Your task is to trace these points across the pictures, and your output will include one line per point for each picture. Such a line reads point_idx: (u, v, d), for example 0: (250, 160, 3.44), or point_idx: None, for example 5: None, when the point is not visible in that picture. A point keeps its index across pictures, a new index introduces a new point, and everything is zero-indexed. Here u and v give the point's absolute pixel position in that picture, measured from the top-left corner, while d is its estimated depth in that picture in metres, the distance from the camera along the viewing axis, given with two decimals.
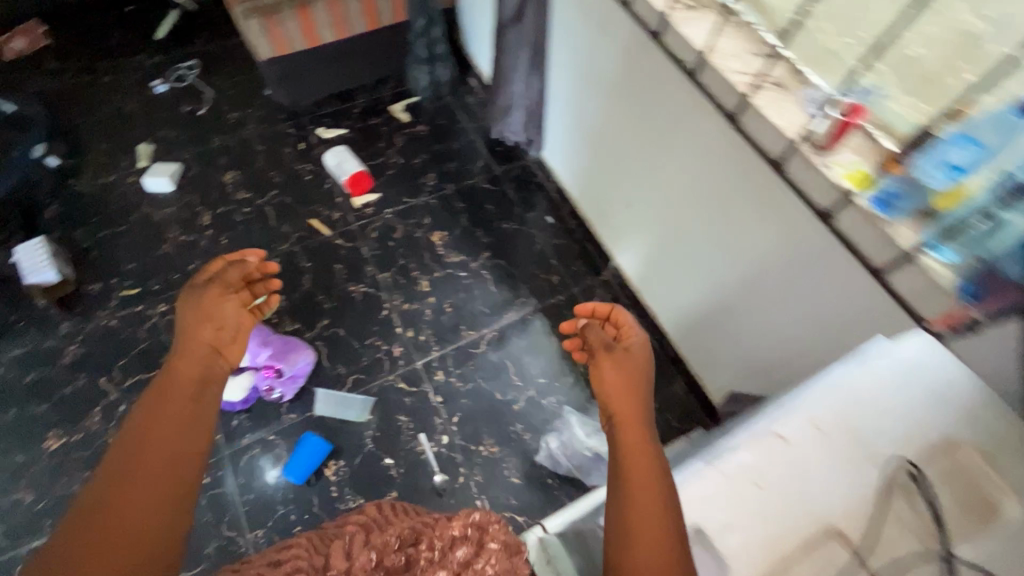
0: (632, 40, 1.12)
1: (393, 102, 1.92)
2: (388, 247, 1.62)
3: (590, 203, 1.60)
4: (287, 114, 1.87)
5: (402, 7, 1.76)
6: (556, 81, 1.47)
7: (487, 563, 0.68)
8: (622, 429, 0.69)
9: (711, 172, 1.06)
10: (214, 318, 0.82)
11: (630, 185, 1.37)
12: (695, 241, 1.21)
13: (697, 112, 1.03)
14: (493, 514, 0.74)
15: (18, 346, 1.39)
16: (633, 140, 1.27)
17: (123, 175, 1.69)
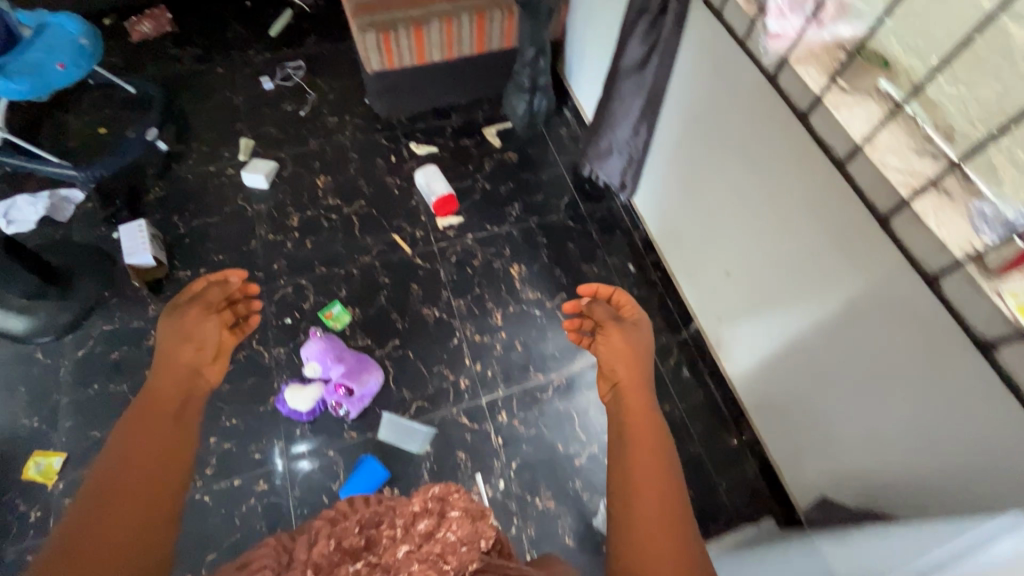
0: (762, 105, 1.04)
1: (487, 125, 1.92)
2: (466, 274, 1.61)
3: (676, 257, 1.56)
4: (383, 124, 1.89)
5: (511, 34, 1.76)
6: (665, 131, 1.42)
7: (450, 532, 0.66)
8: (623, 373, 0.91)
9: (830, 257, 0.99)
10: (196, 335, 0.99)
11: (728, 248, 1.30)
12: (794, 318, 1.14)
13: (814, 184, 0.97)
14: (454, 484, 0.72)
15: (108, 323, 1.45)
16: (741, 203, 1.20)
17: (223, 166, 1.74)
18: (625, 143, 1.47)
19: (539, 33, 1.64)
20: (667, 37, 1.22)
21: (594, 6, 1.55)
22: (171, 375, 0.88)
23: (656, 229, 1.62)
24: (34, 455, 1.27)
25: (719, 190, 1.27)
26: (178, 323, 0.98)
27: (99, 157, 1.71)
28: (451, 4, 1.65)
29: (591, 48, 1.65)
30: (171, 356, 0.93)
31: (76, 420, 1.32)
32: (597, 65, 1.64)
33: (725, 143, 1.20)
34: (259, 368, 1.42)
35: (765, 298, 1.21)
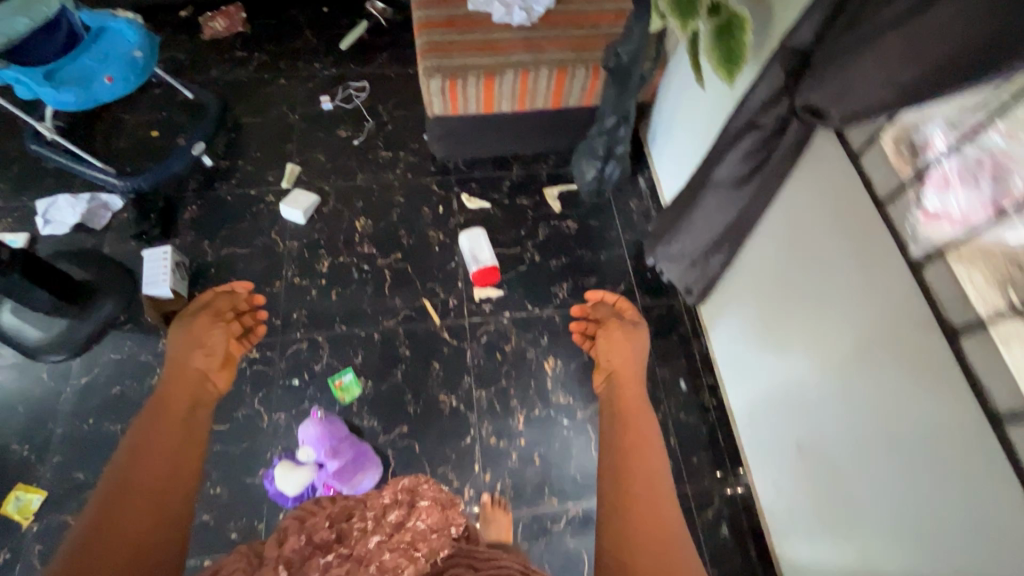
0: (885, 279, 0.82)
1: (550, 184, 1.73)
2: (495, 359, 1.44)
3: (736, 392, 1.34)
4: (438, 167, 1.74)
5: (595, 93, 1.55)
6: (752, 250, 1.20)
7: (419, 521, 0.65)
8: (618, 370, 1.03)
9: (942, 493, 0.77)
10: (205, 345, 1.04)
11: (800, 406, 1.09)
12: (868, 528, 0.92)
13: (930, 391, 0.77)
14: (422, 476, 0.72)
15: (116, 352, 1.38)
16: (828, 369, 0.98)
17: (264, 191, 1.65)
18: (703, 255, 1.26)
19: (626, 103, 1.43)
20: (777, 160, 1.00)
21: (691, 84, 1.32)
22: (178, 384, 0.92)
23: (720, 352, 1.40)
24: (17, 488, 1.22)
25: (798, 337, 1.07)
26: (190, 332, 1.05)
27: (145, 164, 1.65)
28: (532, 55, 1.46)
29: (680, 127, 1.42)
30: (182, 362, 0.99)
31: (65, 457, 1.26)
32: (684, 149, 1.41)
33: (816, 292, 1.00)
34: (255, 432, 1.31)
35: (831, 483, 1.00)
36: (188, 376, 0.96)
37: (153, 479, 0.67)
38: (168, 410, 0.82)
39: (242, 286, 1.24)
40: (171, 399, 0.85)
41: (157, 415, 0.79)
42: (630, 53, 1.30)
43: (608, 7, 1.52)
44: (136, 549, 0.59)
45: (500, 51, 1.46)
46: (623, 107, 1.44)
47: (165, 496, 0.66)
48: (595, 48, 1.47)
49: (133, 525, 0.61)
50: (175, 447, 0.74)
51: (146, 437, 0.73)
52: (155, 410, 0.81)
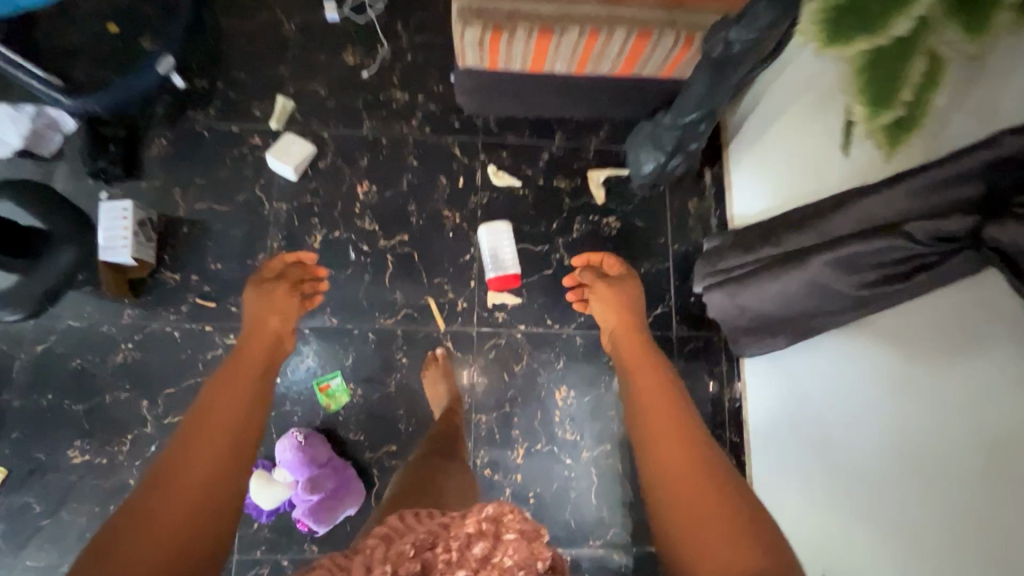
0: None
1: (596, 167, 1.42)
2: (501, 380, 1.29)
3: (773, 472, 1.18)
4: (463, 124, 1.41)
5: (677, 65, 1.18)
6: (843, 339, 0.98)
7: (507, 558, 0.57)
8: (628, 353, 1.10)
9: None
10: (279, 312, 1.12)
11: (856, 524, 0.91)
12: None
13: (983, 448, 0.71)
14: (508, 504, 0.62)
15: (74, 319, 1.21)
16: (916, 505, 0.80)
17: (248, 131, 1.34)
18: (772, 326, 1.05)
19: (718, 99, 1.09)
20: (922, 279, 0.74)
21: (823, 100, 0.98)
22: (248, 356, 0.99)
23: (761, 424, 1.23)
24: None
25: (863, 428, 0.91)
26: (269, 300, 1.13)
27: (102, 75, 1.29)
28: (607, 6, 1.05)
29: (790, 143, 1.10)
30: (256, 334, 1.05)
31: (24, 433, 1.16)
32: (785, 174, 1.12)
33: (869, 343, 0.92)
34: None
35: (843, 532, 0.94)
36: (253, 352, 1.02)
37: (243, 421, 0.85)
38: (236, 374, 0.93)
39: (303, 254, 1.24)
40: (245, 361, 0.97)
41: (227, 378, 0.92)
42: (745, 45, 0.94)
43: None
44: (190, 501, 0.70)
45: None
46: (709, 104, 1.11)
47: (230, 446, 0.79)
48: (700, 10, 1.07)
49: (192, 480, 0.72)
50: (237, 408, 0.86)
51: (215, 397, 0.86)
52: (225, 370, 0.94)
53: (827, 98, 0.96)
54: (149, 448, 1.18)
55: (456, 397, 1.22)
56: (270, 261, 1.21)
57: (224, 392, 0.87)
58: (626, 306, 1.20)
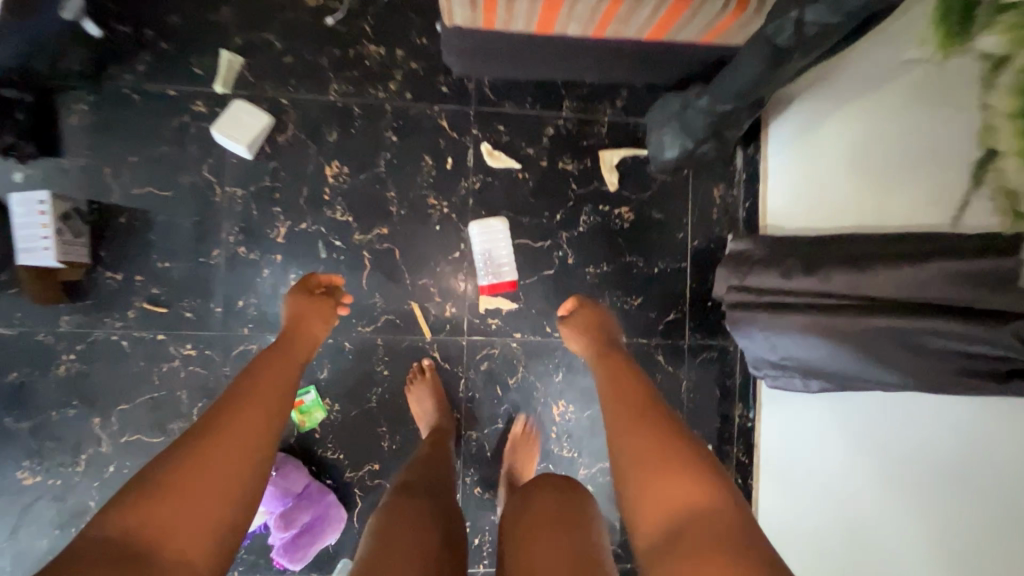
0: None
1: (609, 146, 1.20)
2: (493, 394, 1.17)
3: (791, 513, 1.07)
4: (452, 89, 1.17)
5: (729, 29, 0.93)
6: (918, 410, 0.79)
7: None
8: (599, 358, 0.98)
9: None
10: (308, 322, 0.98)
11: None
12: None
13: None
14: None
15: (2, 327, 1.06)
16: None
17: (189, 96, 1.10)
18: (812, 370, 0.90)
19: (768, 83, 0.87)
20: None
21: (919, 93, 0.75)
22: (290, 360, 0.88)
23: (783, 455, 1.11)
24: None
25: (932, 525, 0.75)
26: (303, 311, 0.99)
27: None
28: None
29: (865, 141, 0.89)
30: (298, 335, 0.94)
31: None
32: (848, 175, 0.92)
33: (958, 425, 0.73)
34: None
35: (858, 518, 0.89)
36: (299, 353, 0.91)
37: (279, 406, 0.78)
38: (278, 362, 0.85)
39: (324, 276, 1.09)
40: (287, 354, 0.89)
41: (271, 367, 0.84)
42: (822, 28, 0.71)
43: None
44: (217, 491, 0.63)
45: None
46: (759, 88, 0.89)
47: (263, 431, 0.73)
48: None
49: (230, 463, 0.66)
50: (275, 392, 0.79)
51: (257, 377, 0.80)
52: (268, 361, 0.84)
53: (937, 95, 0.74)
54: (107, 468, 1.08)
55: (447, 411, 1.11)
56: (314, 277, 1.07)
57: (269, 375, 0.81)
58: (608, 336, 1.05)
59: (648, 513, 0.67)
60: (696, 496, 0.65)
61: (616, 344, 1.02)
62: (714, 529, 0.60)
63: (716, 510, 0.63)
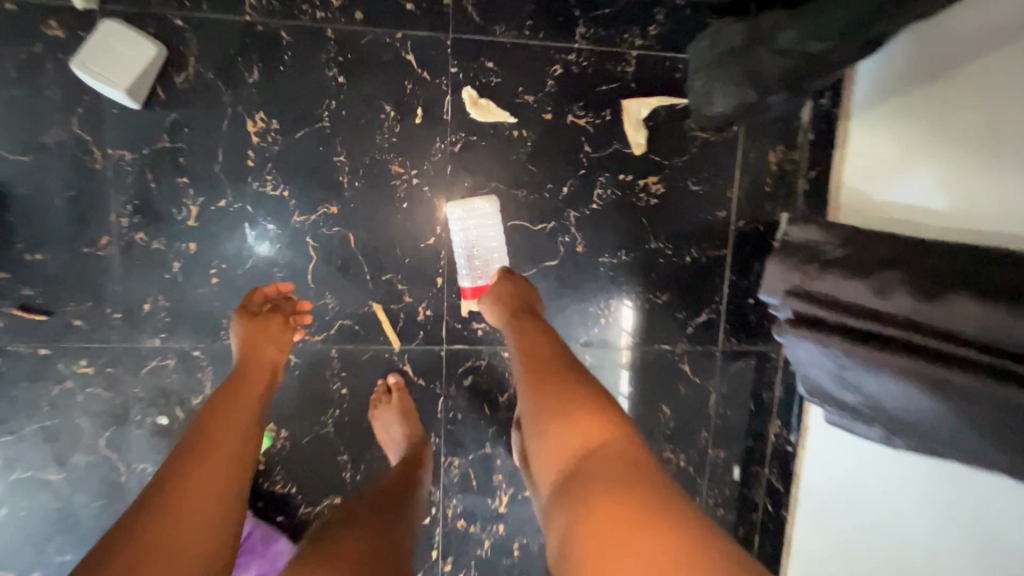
0: None
1: (636, 91, 0.89)
2: (479, 414, 0.95)
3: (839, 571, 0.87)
4: (420, 6, 0.84)
5: None
6: None
7: None
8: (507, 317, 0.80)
9: None
10: (267, 341, 0.77)
11: None
12: None
13: None
14: None
15: None
16: None
17: (40, 14, 0.77)
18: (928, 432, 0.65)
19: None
20: None
21: (1020, 50, 0.61)
22: (246, 392, 0.69)
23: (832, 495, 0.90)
24: None
25: None
26: (254, 335, 0.77)
27: None
28: None
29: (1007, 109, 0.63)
30: (255, 360, 0.74)
31: None
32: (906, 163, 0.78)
33: None
34: (111, 490, 0.88)
35: None
36: (262, 379, 0.73)
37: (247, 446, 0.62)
38: (241, 395, 0.68)
39: (260, 295, 0.82)
40: (242, 381, 0.71)
41: (232, 401, 0.66)
42: None
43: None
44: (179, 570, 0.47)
45: None
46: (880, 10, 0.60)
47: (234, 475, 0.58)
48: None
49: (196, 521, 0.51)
50: (239, 429, 0.63)
51: (215, 414, 0.64)
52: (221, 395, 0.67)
53: None
54: None
55: (419, 437, 0.88)
56: (262, 289, 0.83)
57: (228, 406, 0.65)
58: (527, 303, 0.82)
59: (551, 468, 0.57)
60: (581, 438, 0.57)
61: (532, 302, 0.82)
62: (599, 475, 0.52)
63: (607, 451, 0.54)
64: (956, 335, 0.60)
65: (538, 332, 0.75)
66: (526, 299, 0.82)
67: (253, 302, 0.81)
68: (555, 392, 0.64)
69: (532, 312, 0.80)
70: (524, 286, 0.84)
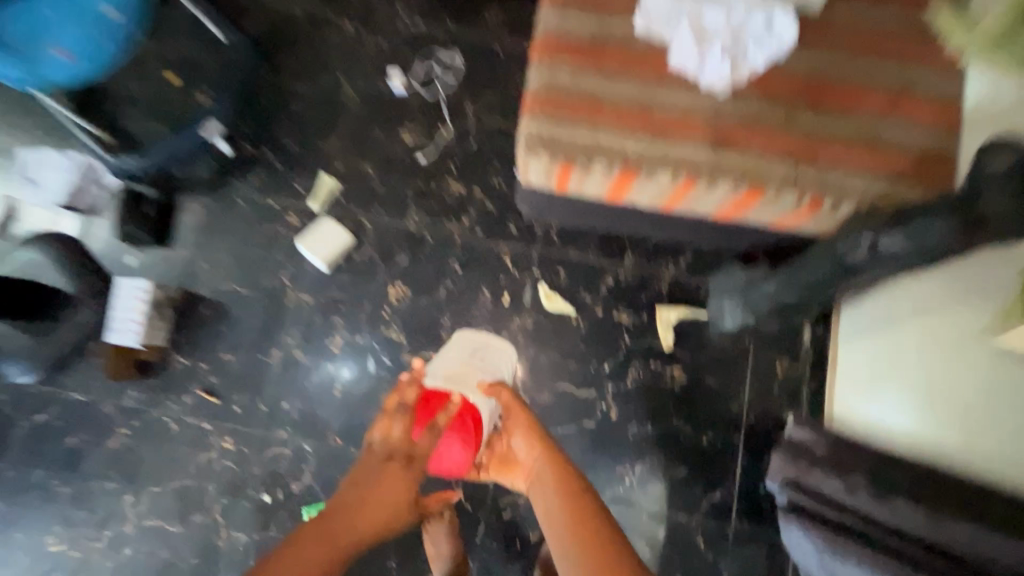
0: None
1: (669, 302, 1.19)
2: (510, 549, 1.10)
3: None
4: (521, 230, 1.23)
5: (807, 223, 0.91)
6: None
7: None
8: (543, 467, 0.91)
9: None
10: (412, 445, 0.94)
11: None
12: None
13: None
14: None
15: (77, 394, 1.15)
16: None
17: (286, 208, 1.23)
18: None
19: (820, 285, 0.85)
20: None
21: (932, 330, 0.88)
22: (379, 493, 0.85)
23: None
24: None
25: None
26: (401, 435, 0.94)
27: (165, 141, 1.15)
28: (712, 154, 0.86)
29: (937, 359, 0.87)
30: (397, 455, 0.91)
31: (8, 508, 1.11)
32: (928, 370, 0.88)
33: None
34: (208, 551, 1.10)
35: None
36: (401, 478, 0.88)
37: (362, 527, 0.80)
38: (386, 478, 0.87)
39: (400, 425, 0.95)
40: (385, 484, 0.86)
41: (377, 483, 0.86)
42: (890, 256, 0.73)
43: (947, 94, 0.85)
44: None
45: (661, 133, 0.87)
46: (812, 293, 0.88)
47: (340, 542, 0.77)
48: (903, 185, 0.84)
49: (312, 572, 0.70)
50: (366, 514, 0.82)
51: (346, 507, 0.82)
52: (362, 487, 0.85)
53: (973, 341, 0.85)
54: (124, 547, 1.10)
55: (462, 555, 1.06)
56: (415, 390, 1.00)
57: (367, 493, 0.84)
58: (563, 463, 0.91)
59: None
60: None
61: (565, 458, 0.92)
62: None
63: None
64: (908, 536, 0.82)
65: (541, 441, 0.94)
66: (558, 460, 0.91)
67: (377, 436, 0.95)
68: (595, 550, 0.76)
69: (562, 462, 0.90)
70: (557, 454, 0.92)
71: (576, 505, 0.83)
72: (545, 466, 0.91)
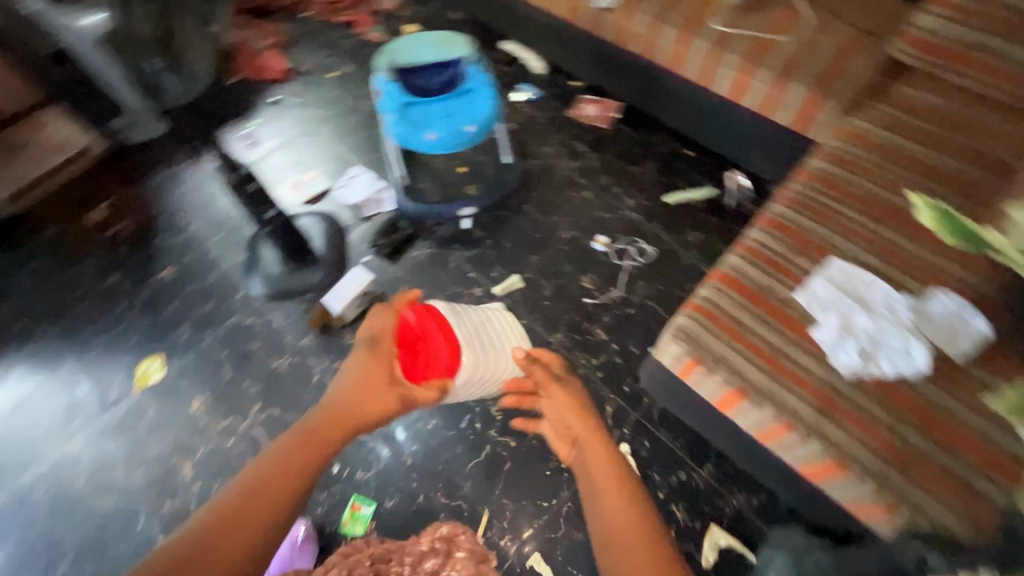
0: None
1: (724, 525, 1.26)
2: None
3: None
4: (631, 391, 1.43)
5: (877, 521, 0.99)
6: None
7: None
8: (582, 439, 1.01)
9: None
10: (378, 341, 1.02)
11: None
12: None
13: None
14: None
15: (278, 319, 1.56)
16: None
17: (477, 282, 1.62)
18: None
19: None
20: None
21: None
22: (358, 397, 0.96)
23: None
24: (156, 356, 1.52)
25: None
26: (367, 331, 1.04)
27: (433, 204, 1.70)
28: (816, 416, 1.02)
29: None
30: (365, 348, 1.02)
31: (190, 362, 1.51)
32: None
33: None
34: None
35: None
36: (373, 373, 0.99)
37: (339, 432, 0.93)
38: (359, 375, 0.99)
39: (372, 321, 1.05)
40: (360, 385, 0.98)
41: (349, 390, 0.97)
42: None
43: None
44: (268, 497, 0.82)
45: (783, 380, 1.06)
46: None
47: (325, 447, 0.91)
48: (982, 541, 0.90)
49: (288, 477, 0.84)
50: (342, 414, 0.95)
51: (321, 418, 0.94)
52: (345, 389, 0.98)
53: None
54: (230, 437, 1.41)
55: None
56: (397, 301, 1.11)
57: (344, 404, 0.96)
58: (601, 435, 1.00)
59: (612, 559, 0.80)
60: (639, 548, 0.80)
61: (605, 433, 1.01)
62: (633, 537, 0.81)
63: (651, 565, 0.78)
64: None
65: (586, 422, 1.03)
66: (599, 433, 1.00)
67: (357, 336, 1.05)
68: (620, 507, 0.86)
69: (597, 435, 1.00)
70: (596, 427, 1.02)
71: (608, 469, 0.93)
72: (584, 437, 1.01)
